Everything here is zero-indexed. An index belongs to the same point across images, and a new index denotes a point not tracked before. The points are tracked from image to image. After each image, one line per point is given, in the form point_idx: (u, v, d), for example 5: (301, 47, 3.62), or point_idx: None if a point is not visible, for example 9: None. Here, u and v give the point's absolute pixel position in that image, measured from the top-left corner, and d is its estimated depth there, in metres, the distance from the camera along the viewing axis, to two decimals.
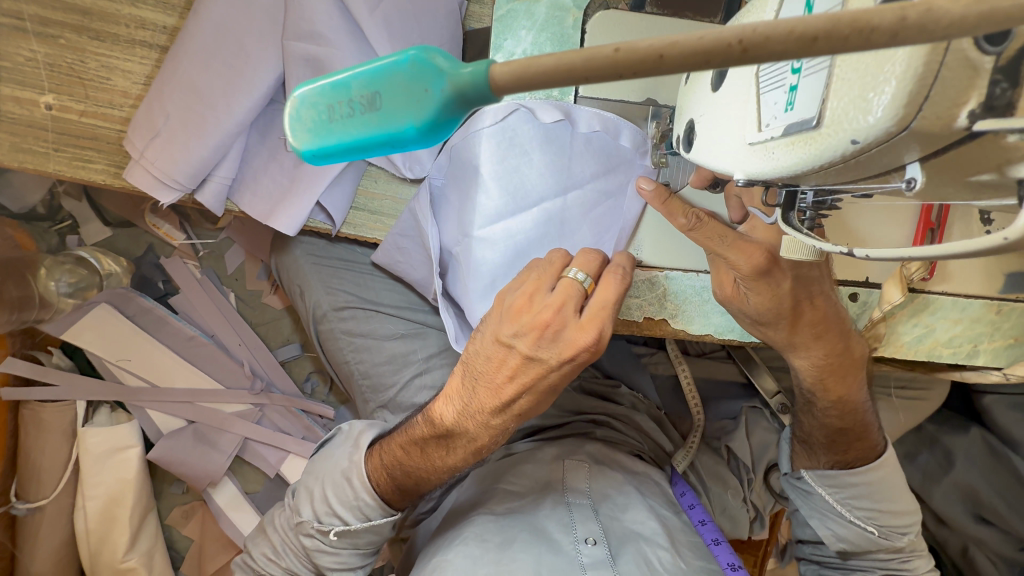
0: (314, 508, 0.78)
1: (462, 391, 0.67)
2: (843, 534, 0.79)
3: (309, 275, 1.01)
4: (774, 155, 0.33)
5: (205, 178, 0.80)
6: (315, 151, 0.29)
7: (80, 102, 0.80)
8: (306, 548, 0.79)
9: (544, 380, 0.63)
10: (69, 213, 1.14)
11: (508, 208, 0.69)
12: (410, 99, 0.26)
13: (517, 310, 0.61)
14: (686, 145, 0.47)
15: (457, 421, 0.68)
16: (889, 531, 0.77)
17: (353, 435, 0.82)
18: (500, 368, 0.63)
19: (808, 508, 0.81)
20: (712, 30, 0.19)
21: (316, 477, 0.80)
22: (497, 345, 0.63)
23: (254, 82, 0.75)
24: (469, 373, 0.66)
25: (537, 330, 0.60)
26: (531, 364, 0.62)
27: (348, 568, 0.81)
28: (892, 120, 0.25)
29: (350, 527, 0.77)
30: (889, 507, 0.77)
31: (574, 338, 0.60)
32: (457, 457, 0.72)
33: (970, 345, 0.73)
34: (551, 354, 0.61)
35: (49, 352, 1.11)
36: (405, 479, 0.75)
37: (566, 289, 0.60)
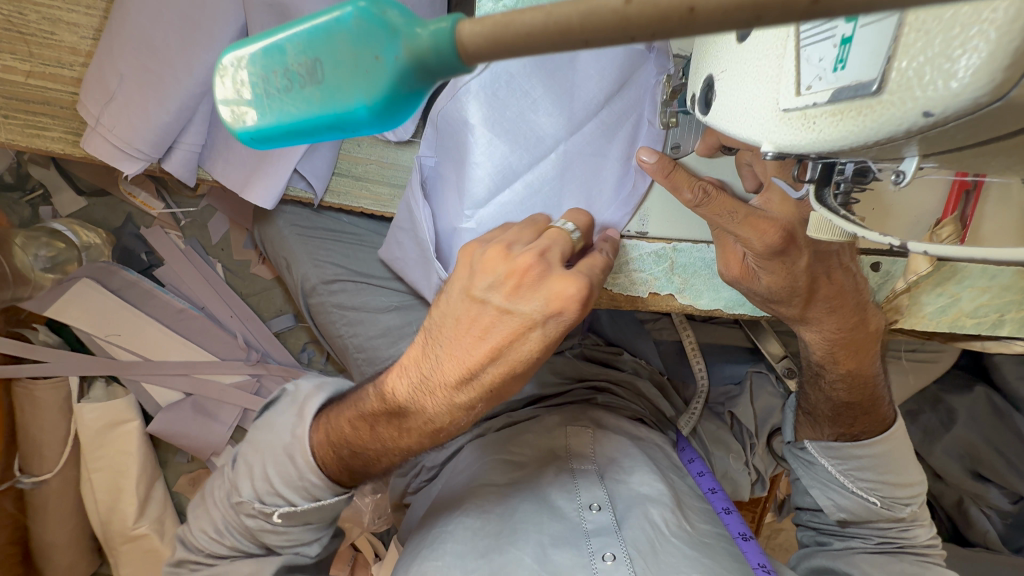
0: (254, 487, 0.75)
1: (421, 363, 0.61)
2: (843, 504, 0.77)
3: (294, 247, 0.97)
4: (814, 126, 0.27)
5: (171, 145, 0.73)
6: (253, 133, 0.24)
7: (25, 61, 0.72)
8: (249, 528, 0.76)
9: (522, 342, 0.55)
10: (39, 182, 1.08)
11: (513, 163, 0.62)
12: (357, 69, 0.20)
13: (491, 260, 0.55)
14: (703, 107, 0.40)
15: (414, 399, 0.62)
16: (892, 502, 0.76)
17: (298, 401, 0.79)
18: (468, 329, 0.56)
19: (809, 478, 0.81)
20: None
21: (257, 451, 0.77)
22: (467, 301, 0.56)
23: (214, 34, 0.67)
24: (433, 342, 0.59)
25: (514, 278, 0.54)
26: (508, 321, 0.54)
27: (302, 543, 0.79)
28: (986, 88, 0.19)
29: (297, 508, 0.74)
30: (892, 479, 0.75)
31: (555, 286, 0.53)
32: (411, 441, 0.66)
33: (996, 315, 0.68)
34: (531, 305, 0.53)
35: (35, 329, 1.08)
36: (351, 458, 0.71)
37: (555, 237, 0.56)
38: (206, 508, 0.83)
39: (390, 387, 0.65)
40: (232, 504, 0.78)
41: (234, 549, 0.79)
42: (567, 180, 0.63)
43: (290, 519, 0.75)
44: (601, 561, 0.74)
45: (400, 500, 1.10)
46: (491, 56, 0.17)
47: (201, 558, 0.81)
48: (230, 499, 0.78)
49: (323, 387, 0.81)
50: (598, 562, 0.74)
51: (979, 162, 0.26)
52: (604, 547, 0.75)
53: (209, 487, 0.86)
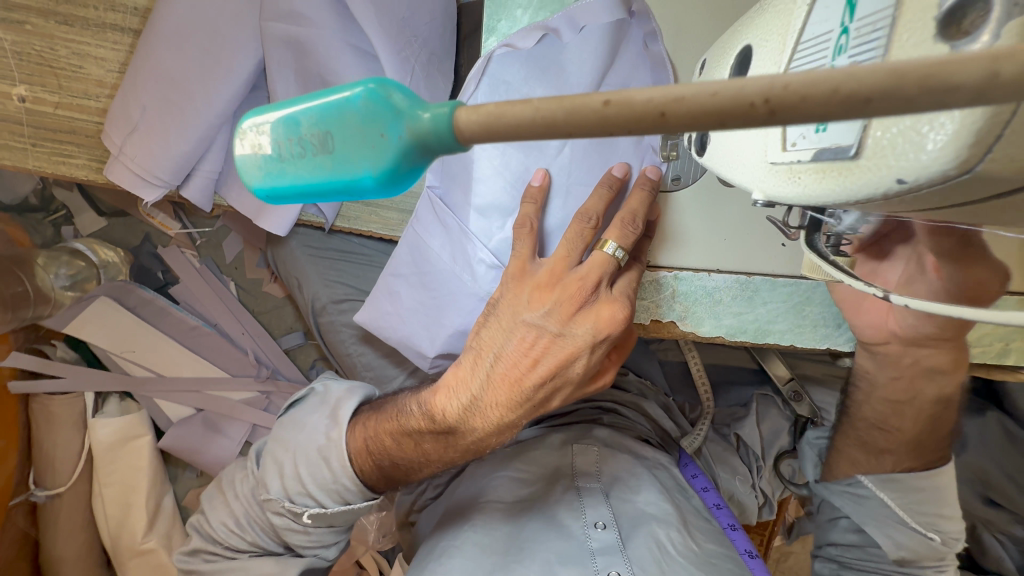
0: (283, 486, 0.77)
1: (470, 383, 0.63)
2: (904, 541, 0.71)
3: (305, 267, 0.99)
4: (800, 181, 0.28)
5: (189, 172, 0.76)
6: (267, 191, 0.25)
7: (54, 93, 0.76)
8: (275, 526, 0.78)
9: (576, 360, 0.61)
10: (62, 203, 1.12)
11: (525, 165, 0.63)
12: (365, 144, 0.22)
13: (542, 285, 0.59)
14: (698, 149, 0.42)
15: (464, 418, 0.64)
16: (949, 538, 0.70)
17: (330, 403, 0.81)
18: (526, 351, 0.60)
19: (863, 515, 0.74)
20: (731, 82, 0.15)
21: (286, 450, 0.79)
22: (523, 329, 0.60)
23: (233, 69, 0.70)
24: (484, 365, 0.62)
25: (568, 303, 0.59)
26: (563, 342, 0.60)
27: (324, 545, 0.81)
28: (953, 163, 0.20)
29: (327, 510, 0.76)
30: (947, 511, 0.70)
31: (600, 310, 0.59)
32: (455, 453, 0.69)
33: (1001, 344, 0.69)
34: (583, 328, 0.59)
35: (54, 344, 1.12)
36: (393, 468, 0.73)
37: (600, 264, 0.57)
38: (225, 499, 0.86)
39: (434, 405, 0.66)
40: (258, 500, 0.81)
41: (254, 545, 0.82)
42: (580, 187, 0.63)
43: (319, 519, 0.76)
44: None
45: (405, 517, 1.11)
46: (483, 140, 0.19)
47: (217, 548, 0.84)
48: (256, 496, 0.81)
49: (353, 392, 0.82)
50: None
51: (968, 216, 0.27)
52: (609, 565, 0.75)
53: (228, 478, 0.89)
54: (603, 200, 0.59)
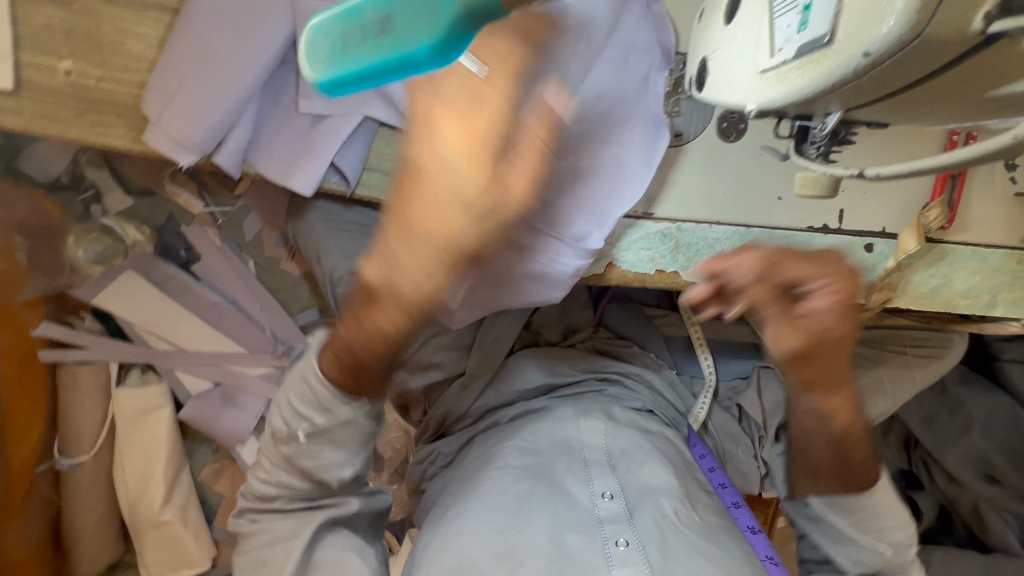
0: (285, 416, 0.78)
1: (383, 247, 0.56)
2: (858, 556, 0.80)
3: (323, 239, 1.04)
4: (786, 80, 0.33)
5: (222, 140, 0.81)
6: (331, 82, 0.31)
7: (97, 67, 0.81)
8: (288, 455, 0.79)
9: (499, 212, 0.52)
10: (92, 183, 1.16)
11: (544, 113, 0.63)
12: (421, 21, 0.28)
13: (435, 132, 0.51)
14: (697, 86, 0.47)
15: (388, 279, 0.57)
16: (897, 547, 0.80)
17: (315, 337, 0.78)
18: (415, 202, 0.53)
19: (821, 534, 0.82)
20: None
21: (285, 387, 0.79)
22: (432, 178, 0.51)
23: (265, 41, 0.76)
24: (397, 230, 0.54)
25: (470, 144, 0.50)
26: (450, 190, 0.51)
27: (340, 464, 0.80)
28: (907, 28, 0.27)
29: (319, 424, 0.74)
30: (889, 523, 0.79)
31: (498, 172, 0.51)
32: (394, 324, 0.60)
33: (988, 296, 0.72)
34: (474, 174, 0.50)
35: (81, 316, 1.16)
36: (352, 362, 0.68)
37: (504, 106, 0.50)
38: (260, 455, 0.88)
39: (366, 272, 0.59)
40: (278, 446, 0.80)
41: (280, 486, 0.83)
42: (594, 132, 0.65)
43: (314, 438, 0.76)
44: (615, 546, 0.78)
45: (415, 486, 1.14)
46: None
47: (256, 506, 0.86)
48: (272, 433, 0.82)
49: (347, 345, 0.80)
50: (612, 547, 0.78)
51: (921, 105, 0.34)
52: (617, 533, 0.79)
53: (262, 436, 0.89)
54: (501, 54, 0.55)
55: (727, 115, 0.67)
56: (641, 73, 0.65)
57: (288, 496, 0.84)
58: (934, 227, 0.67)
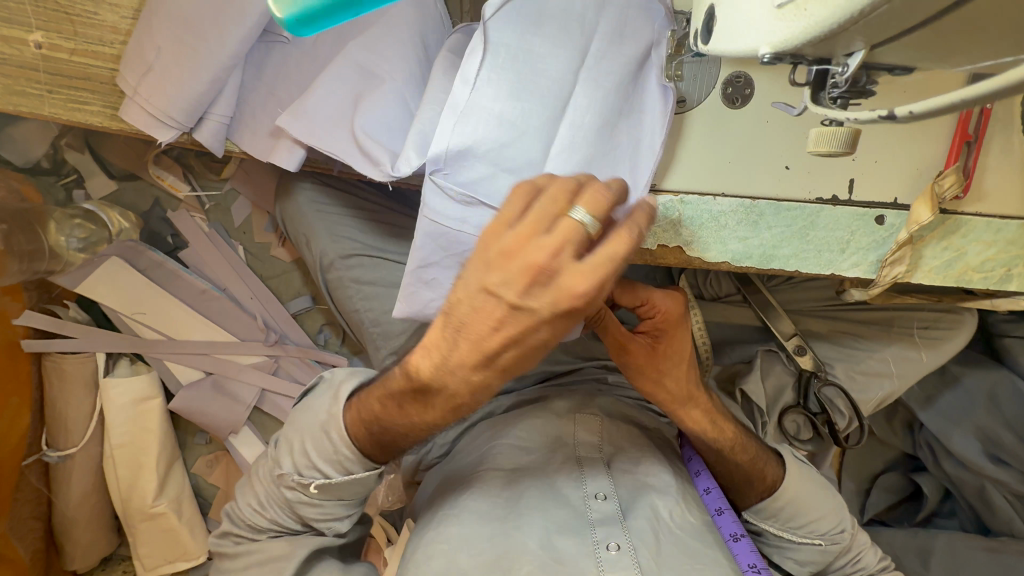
0: (294, 461, 0.79)
1: (442, 344, 0.62)
2: (801, 557, 0.91)
3: (313, 223, 1.01)
4: (806, 12, 0.30)
5: (202, 116, 0.77)
6: (295, 21, 0.44)
7: (69, 39, 0.77)
8: (288, 500, 0.80)
9: (534, 332, 0.58)
10: (73, 167, 1.13)
11: (550, 111, 0.62)
12: None
13: (508, 254, 0.55)
14: (702, 39, 0.43)
15: (436, 377, 0.64)
16: (831, 536, 0.90)
17: (333, 386, 0.82)
18: (487, 317, 0.58)
19: (771, 547, 0.92)
20: None
21: (296, 430, 0.81)
22: (480, 295, 0.57)
23: (245, 9, 0.72)
24: (451, 326, 0.60)
25: (527, 277, 0.55)
26: (519, 314, 0.57)
27: (333, 517, 0.82)
28: None
29: (332, 480, 0.77)
30: (814, 516, 0.89)
31: (568, 285, 0.54)
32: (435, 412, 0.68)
33: (1003, 270, 0.69)
34: (541, 304, 0.55)
35: (66, 306, 1.13)
36: (382, 435, 0.73)
37: (566, 233, 0.54)
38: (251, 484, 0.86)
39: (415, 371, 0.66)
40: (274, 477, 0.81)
41: (274, 523, 0.83)
42: (608, 121, 0.64)
43: (325, 490, 0.78)
44: (606, 550, 0.74)
45: (411, 478, 1.12)
46: None
47: (243, 532, 0.85)
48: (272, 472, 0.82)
49: (355, 374, 0.84)
50: (603, 551, 0.74)
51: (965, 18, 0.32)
52: (609, 536, 0.75)
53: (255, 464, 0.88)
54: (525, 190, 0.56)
55: (733, 79, 0.65)
56: (645, 38, 0.62)
57: (278, 528, 0.83)
58: (949, 196, 0.64)
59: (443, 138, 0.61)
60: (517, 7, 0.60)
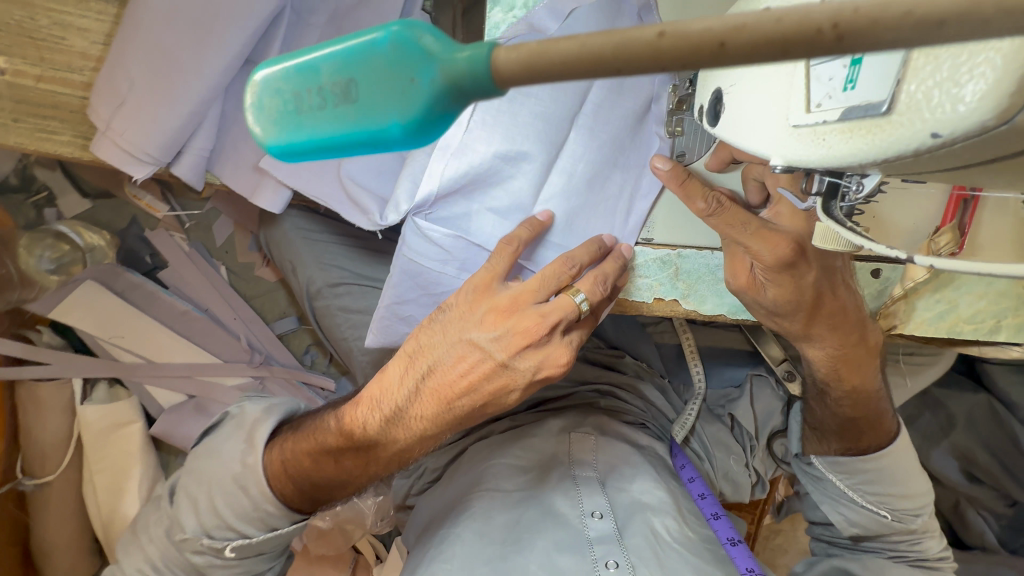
0: (200, 522, 0.74)
1: (399, 394, 0.66)
2: (855, 518, 0.81)
3: (300, 250, 0.98)
4: (825, 142, 0.30)
5: (180, 149, 0.74)
6: (283, 147, 0.25)
7: (35, 65, 0.73)
8: (196, 565, 0.75)
9: (509, 391, 0.64)
10: (44, 184, 1.09)
11: (542, 161, 0.61)
12: (393, 89, 0.22)
13: (505, 312, 0.60)
14: (710, 119, 0.41)
15: (384, 431, 0.67)
16: (901, 514, 0.80)
17: (245, 426, 0.78)
18: (465, 369, 0.63)
19: (819, 492, 0.84)
20: (801, 10, 0.16)
21: (200, 482, 0.76)
22: (463, 345, 0.62)
23: (225, 40, 0.67)
24: (417, 373, 0.64)
25: (519, 337, 0.60)
26: (503, 373, 0.62)
27: (253, 573, 0.79)
28: (992, 112, 0.23)
29: (250, 540, 0.74)
30: (898, 491, 0.79)
31: (553, 353, 0.62)
32: (377, 463, 0.70)
33: (993, 321, 0.70)
34: (526, 365, 0.62)
35: (39, 330, 1.09)
36: (313, 490, 0.73)
37: (563, 308, 0.60)
38: (139, 542, 0.81)
39: (359, 426, 0.69)
40: (175, 540, 0.76)
41: None
42: (601, 169, 0.63)
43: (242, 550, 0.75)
44: (604, 569, 0.73)
45: (402, 502, 1.08)
46: (521, 80, 0.19)
47: None
48: (172, 535, 0.76)
49: (272, 411, 0.80)
50: (602, 570, 0.73)
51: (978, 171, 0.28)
52: (607, 554, 0.75)
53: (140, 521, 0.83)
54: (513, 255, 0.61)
55: None
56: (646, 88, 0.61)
57: None
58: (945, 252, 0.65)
59: (431, 182, 0.59)
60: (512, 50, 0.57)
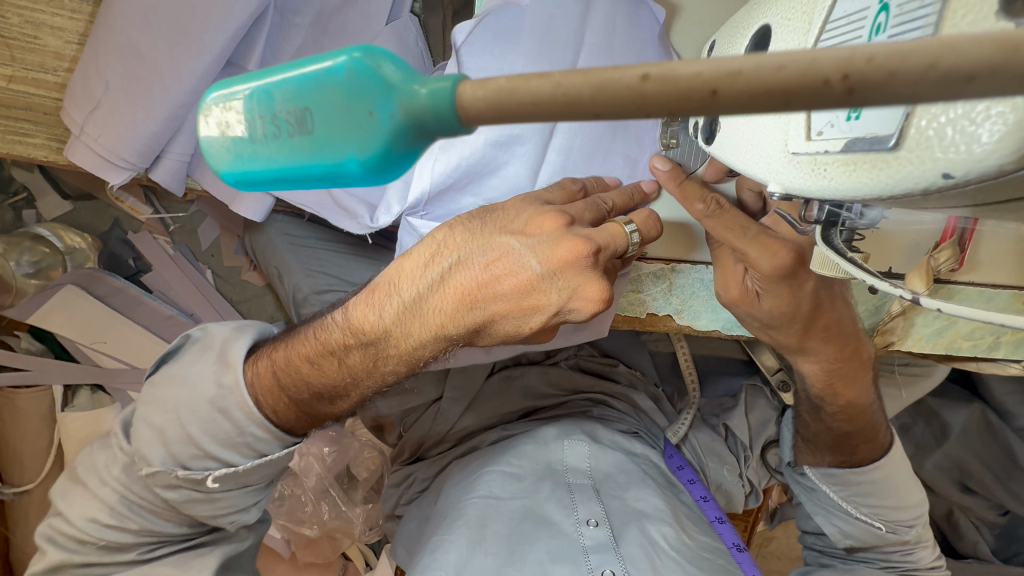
0: (171, 453, 0.63)
1: (415, 291, 0.56)
2: (849, 530, 0.81)
3: (286, 257, 0.95)
4: (825, 173, 0.29)
5: (159, 154, 0.71)
6: (238, 175, 0.23)
7: (6, 65, 0.70)
8: (169, 501, 0.65)
9: (538, 314, 0.54)
10: (23, 185, 1.06)
11: (535, 142, 0.61)
12: (351, 122, 0.20)
13: (544, 221, 0.52)
14: (706, 137, 0.41)
15: (395, 330, 0.57)
16: (896, 525, 0.78)
17: (215, 348, 0.67)
18: (496, 272, 0.53)
19: (814, 504, 0.84)
20: (817, 53, 0.15)
21: (166, 411, 0.64)
22: (500, 244, 0.53)
23: (204, 42, 0.65)
24: (439, 269, 0.54)
25: (560, 251, 0.51)
26: (536, 288, 0.53)
27: (235, 509, 0.69)
28: (1011, 157, 0.22)
29: (236, 468, 0.65)
30: (892, 503, 0.78)
31: (593, 282, 0.52)
32: (386, 370, 0.61)
33: (992, 338, 0.68)
34: (564, 287, 0.53)
35: (17, 336, 1.06)
36: (310, 396, 0.64)
37: (613, 236, 0.53)
38: (86, 489, 0.67)
39: (369, 325, 0.58)
40: (138, 476, 0.66)
41: (141, 533, 0.67)
42: (597, 142, 0.63)
43: (226, 481, 0.65)
44: None
45: (391, 512, 1.04)
46: (492, 119, 0.18)
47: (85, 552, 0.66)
48: (136, 471, 0.66)
49: (245, 331, 0.70)
50: None
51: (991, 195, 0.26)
52: (603, 563, 0.71)
53: (85, 464, 0.69)
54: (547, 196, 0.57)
55: None
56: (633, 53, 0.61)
57: (152, 538, 0.68)
58: (944, 269, 0.63)
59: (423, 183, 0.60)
60: (484, 39, 0.59)
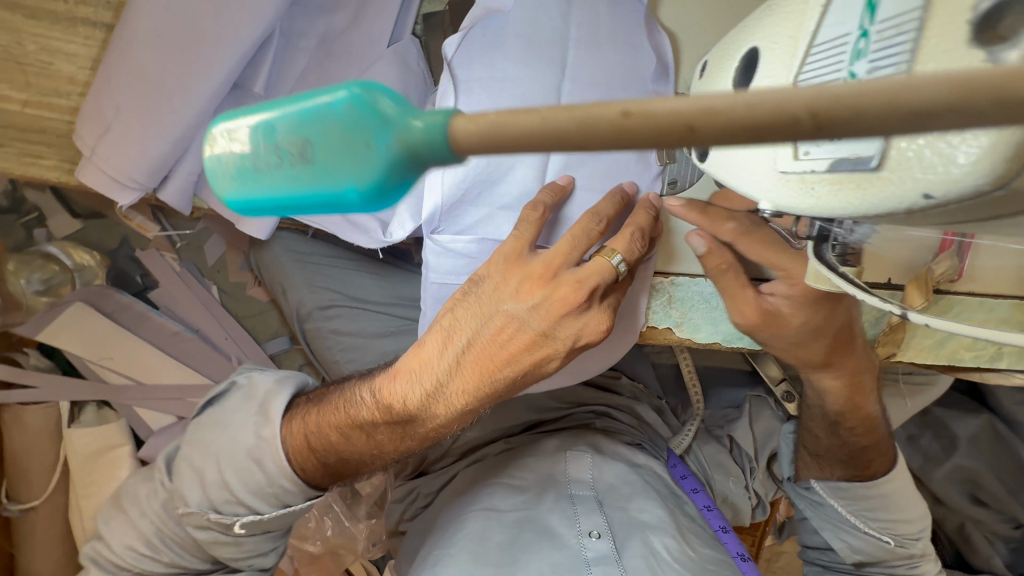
0: (206, 497, 0.69)
1: (434, 368, 0.60)
2: (858, 545, 0.80)
3: (291, 272, 0.97)
4: (813, 191, 0.31)
5: (167, 174, 0.73)
6: (242, 203, 0.24)
7: (22, 90, 0.72)
8: (199, 542, 0.70)
9: (551, 361, 0.59)
10: (34, 205, 1.08)
11: None
12: (349, 155, 0.21)
13: (538, 280, 0.56)
14: (698, 154, 0.41)
15: (422, 409, 0.61)
16: (904, 539, 0.78)
17: (255, 398, 0.72)
18: (505, 342, 0.58)
19: (820, 519, 0.82)
20: (786, 94, 0.16)
21: (205, 455, 0.70)
22: (501, 315, 0.57)
23: (213, 66, 0.66)
24: (456, 349, 0.59)
25: (558, 306, 0.56)
26: (544, 343, 0.58)
27: (256, 553, 0.73)
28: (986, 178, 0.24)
29: (260, 518, 0.68)
30: (901, 516, 0.77)
31: (592, 321, 0.58)
32: (412, 440, 0.65)
33: (995, 347, 0.68)
34: (567, 334, 0.58)
35: (27, 353, 1.08)
36: (339, 464, 0.67)
37: (598, 269, 0.55)
38: (128, 518, 0.75)
39: (395, 402, 0.62)
40: (174, 514, 0.71)
41: (172, 566, 0.73)
42: None
43: (250, 528, 0.69)
44: None
45: (395, 527, 1.03)
46: (481, 150, 0.19)
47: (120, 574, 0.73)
48: (171, 509, 0.71)
49: (284, 383, 0.74)
50: None
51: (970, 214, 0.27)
52: None
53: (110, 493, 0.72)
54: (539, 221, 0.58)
55: None
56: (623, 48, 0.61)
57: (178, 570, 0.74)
58: (942, 278, 0.63)
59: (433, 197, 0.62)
60: (476, 50, 0.60)
